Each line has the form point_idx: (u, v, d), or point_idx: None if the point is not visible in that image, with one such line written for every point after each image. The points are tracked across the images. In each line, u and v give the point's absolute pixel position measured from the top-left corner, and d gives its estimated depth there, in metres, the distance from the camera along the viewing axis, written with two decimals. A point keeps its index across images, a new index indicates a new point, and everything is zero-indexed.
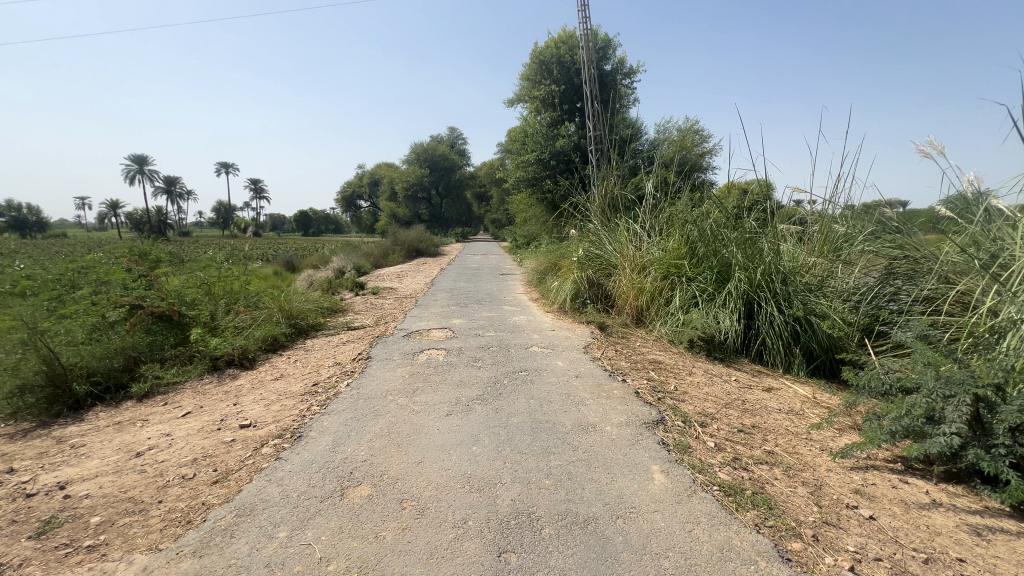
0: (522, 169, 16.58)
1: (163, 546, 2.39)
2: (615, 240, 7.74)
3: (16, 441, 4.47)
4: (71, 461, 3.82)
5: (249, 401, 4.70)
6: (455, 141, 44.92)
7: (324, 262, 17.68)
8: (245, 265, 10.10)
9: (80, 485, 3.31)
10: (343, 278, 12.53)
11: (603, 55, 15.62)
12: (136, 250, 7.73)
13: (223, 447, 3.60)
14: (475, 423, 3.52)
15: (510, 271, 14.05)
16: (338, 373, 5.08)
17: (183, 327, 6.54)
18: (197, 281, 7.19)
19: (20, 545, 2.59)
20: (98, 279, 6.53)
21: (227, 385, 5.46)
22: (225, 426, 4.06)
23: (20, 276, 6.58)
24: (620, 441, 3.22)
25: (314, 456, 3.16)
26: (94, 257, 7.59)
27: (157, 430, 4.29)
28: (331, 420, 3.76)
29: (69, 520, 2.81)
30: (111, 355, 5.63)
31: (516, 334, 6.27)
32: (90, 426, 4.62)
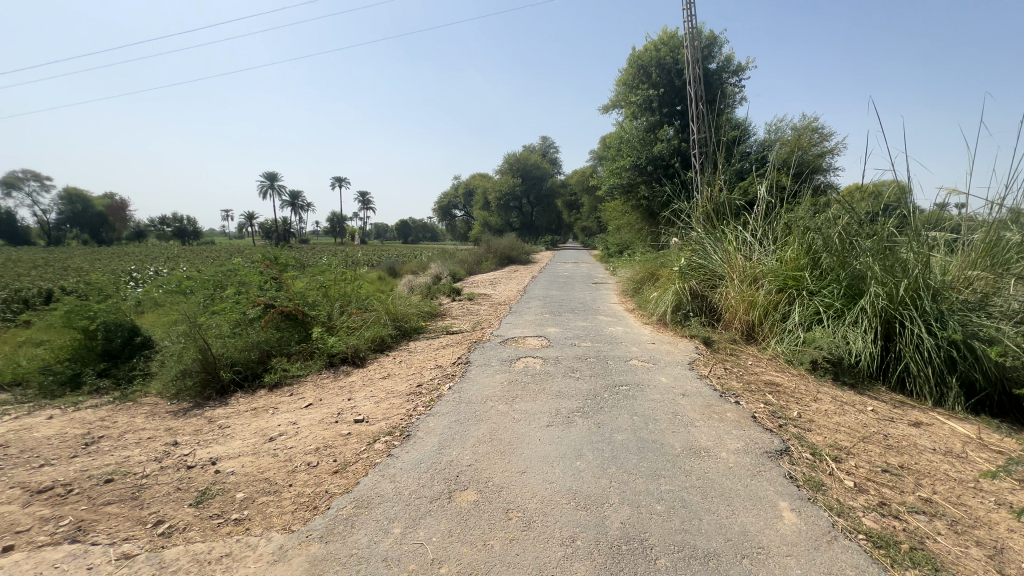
0: (617, 176, 16.17)
1: (295, 527, 2.61)
2: (721, 249, 7.20)
3: (179, 418, 5.25)
4: (219, 439, 4.38)
5: (361, 398, 5.07)
6: (547, 150, 45.52)
7: (422, 269, 18.67)
8: (356, 271, 11.01)
9: (227, 462, 3.77)
10: (441, 284, 13.13)
11: (707, 54, 14.81)
12: (270, 256, 8.78)
13: (341, 439, 3.90)
14: (577, 436, 3.43)
15: (603, 281, 13.73)
16: (440, 376, 5.28)
17: (307, 325, 7.25)
18: (317, 284, 7.96)
19: (184, 511, 3.00)
20: (241, 281, 7.50)
21: (342, 380, 5.95)
22: (342, 420, 4.40)
23: (183, 276, 7.78)
24: (739, 470, 2.94)
25: (422, 457, 3.29)
26: (238, 262, 8.75)
27: (286, 418, 4.78)
28: (436, 422, 3.89)
29: (219, 493, 3.20)
30: (250, 348, 6.39)
31: (614, 345, 6.08)
32: (233, 410, 5.29)
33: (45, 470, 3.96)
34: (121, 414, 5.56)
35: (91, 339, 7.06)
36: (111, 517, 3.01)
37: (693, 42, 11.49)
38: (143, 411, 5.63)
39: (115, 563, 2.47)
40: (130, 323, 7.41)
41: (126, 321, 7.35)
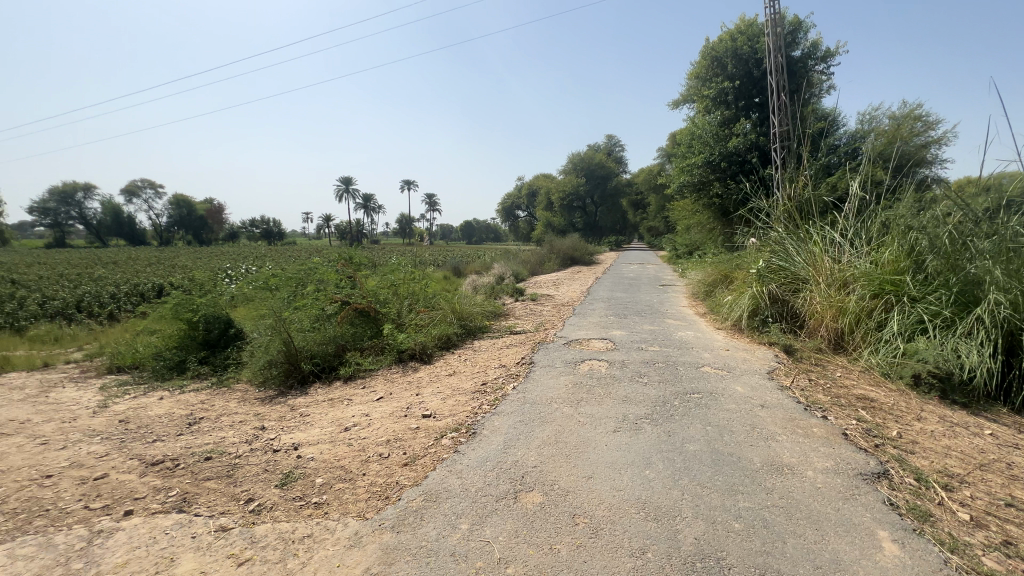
0: (687, 174, 15.48)
1: (369, 515, 2.73)
2: (805, 250, 6.67)
3: (265, 404, 5.70)
4: (300, 426, 4.70)
5: (428, 393, 5.23)
6: (612, 149, 44.72)
7: (486, 269, 18.96)
8: (424, 270, 11.40)
9: (307, 448, 4.03)
10: (504, 284, 13.27)
11: (790, 41, 13.80)
12: (345, 256, 9.32)
13: (410, 433, 4.05)
14: (646, 444, 3.31)
15: (671, 283, 13.20)
16: (504, 376, 5.33)
17: (378, 321, 7.59)
18: (388, 283, 8.34)
19: (271, 491, 3.25)
20: (319, 280, 8.02)
21: (411, 376, 6.18)
22: (411, 414, 4.57)
23: (269, 274, 8.44)
24: (828, 491, 2.69)
25: (488, 455, 3.33)
26: (318, 262, 9.36)
27: (359, 410, 5.04)
28: (501, 421, 3.92)
29: (301, 477, 3.43)
30: (327, 341, 6.81)
31: (684, 351, 5.82)
32: (312, 400, 5.66)
33: (157, 445, 4.46)
34: (217, 398, 6.13)
35: (194, 329, 7.87)
36: (210, 492, 3.33)
37: (775, 29, 10.74)
38: (235, 396, 6.18)
39: (213, 534, 2.72)
40: (225, 316, 8.16)
41: (222, 314, 8.10)
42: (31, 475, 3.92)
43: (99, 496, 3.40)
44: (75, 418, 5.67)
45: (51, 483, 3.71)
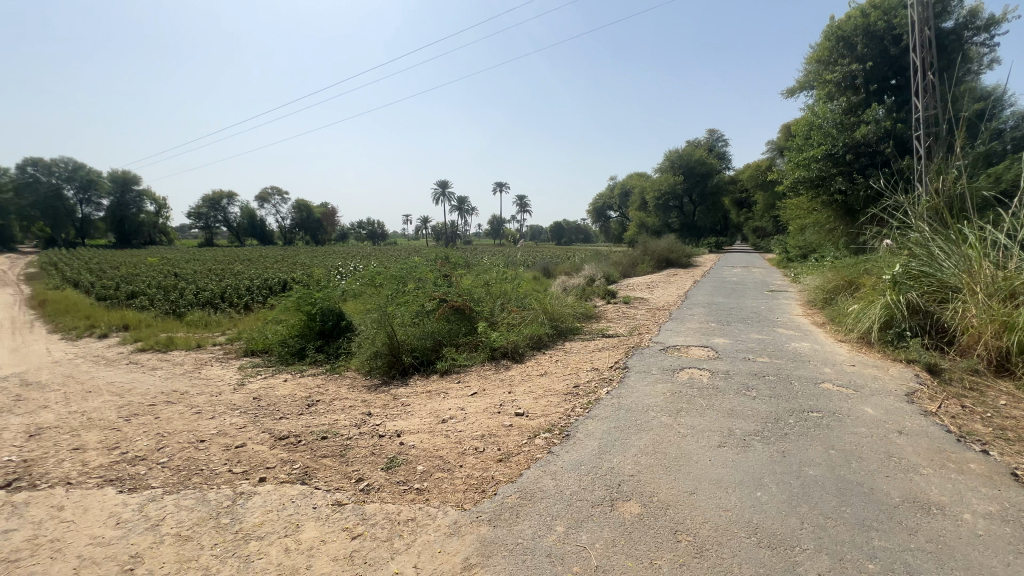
0: (803, 168, 14.02)
1: (467, 506, 2.84)
2: (958, 254, 5.68)
3: (371, 392, 6.18)
4: (402, 415, 5.01)
5: (521, 392, 5.31)
6: (714, 144, 41.91)
7: (576, 271, 18.79)
8: (515, 270, 11.61)
9: (409, 436, 4.29)
10: (595, 285, 13.06)
11: (940, 10, 11.87)
12: (442, 257, 9.83)
13: (504, 429, 4.13)
14: (756, 463, 3.05)
15: (782, 289, 12.03)
16: (597, 379, 5.22)
17: (473, 319, 7.86)
18: (481, 282, 8.61)
19: (378, 473, 3.51)
20: (419, 278, 8.53)
21: (503, 374, 6.31)
22: (504, 411, 4.66)
23: (374, 272, 9.12)
24: (993, 541, 2.26)
25: (582, 458, 3.28)
26: (417, 261, 9.95)
27: (455, 403, 5.25)
28: (595, 426, 3.85)
29: (404, 463, 3.66)
30: (426, 336, 7.19)
31: (799, 364, 5.26)
32: (412, 391, 6.02)
33: (283, 422, 5.04)
34: (331, 384, 6.78)
35: (312, 320, 8.78)
36: (327, 468, 3.68)
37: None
38: (345, 383, 6.79)
39: (330, 507, 3.00)
40: (338, 310, 9.00)
41: (336, 308, 8.94)
42: (190, 438, 4.64)
43: (239, 462, 3.93)
44: (220, 392, 6.61)
45: (204, 446, 4.36)
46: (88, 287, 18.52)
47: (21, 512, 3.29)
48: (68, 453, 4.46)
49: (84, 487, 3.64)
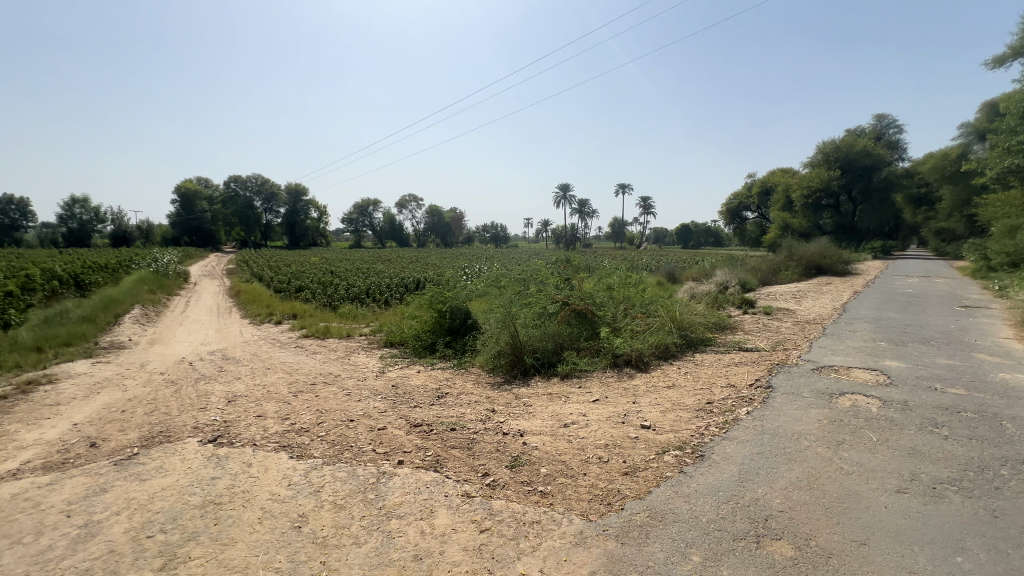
0: (1016, 154, 11.23)
1: (592, 517, 2.76)
2: None
3: (495, 389, 6.41)
4: (525, 415, 5.10)
5: (646, 403, 5.05)
6: (882, 131, 35.77)
7: (706, 277, 17.44)
8: (639, 275, 11.17)
9: (531, 437, 4.34)
10: (729, 293, 11.97)
11: None
12: (565, 260, 9.85)
13: (629, 441, 3.96)
14: (953, 520, 2.47)
15: (981, 305, 9.74)
16: (734, 397, 4.74)
17: (595, 323, 7.71)
18: (604, 286, 8.43)
19: (503, 470, 3.61)
20: (542, 280, 8.64)
21: (626, 383, 6.06)
22: (629, 422, 4.46)
23: (498, 274, 9.46)
24: None
25: (720, 484, 2.99)
26: (540, 263, 10.10)
27: (576, 408, 5.19)
28: (735, 449, 3.49)
29: (528, 463, 3.71)
30: (547, 338, 7.24)
31: (1012, 401, 4.18)
32: (534, 392, 6.09)
33: (417, 410, 5.47)
34: (458, 378, 7.20)
35: (443, 317, 9.43)
36: (456, 459, 3.88)
37: None
38: (471, 378, 7.15)
39: (460, 497, 3.15)
40: (465, 308, 9.53)
41: (463, 306, 9.48)
42: (341, 417, 5.27)
43: (382, 443, 4.34)
44: (365, 378, 7.42)
45: (353, 426, 4.92)
46: (269, 282, 22.27)
47: (222, 464, 4.04)
48: (254, 419, 5.37)
49: (265, 450, 4.34)
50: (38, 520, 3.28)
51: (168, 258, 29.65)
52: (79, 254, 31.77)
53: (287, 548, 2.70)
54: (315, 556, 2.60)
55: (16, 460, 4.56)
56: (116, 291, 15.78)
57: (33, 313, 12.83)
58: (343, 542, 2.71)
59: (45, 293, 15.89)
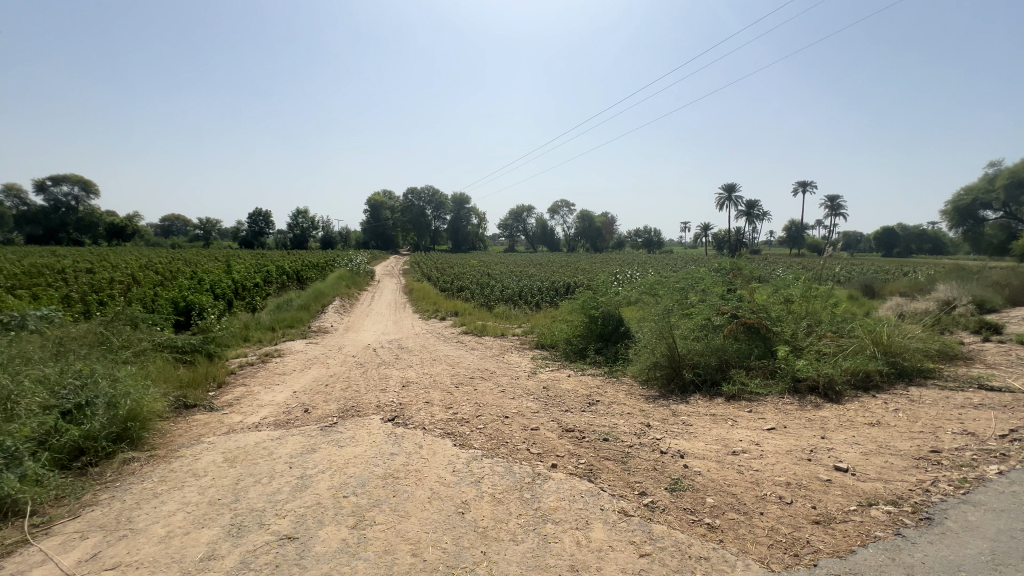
0: None
1: (775, 568, 2.39)
2: None
3: (649, 402, 6.07)
4: (684, 434, 4.69)
5: (840, 440, 4.22)
6: None
7: (921, 291, 14.06)
8: (826, 286, 9.53)
9: (693, 460, 3.97)
10: (959, 313, 9.43)
11: None
12: (731, 267, 8.92)
13: (819, 483, 3.34)
14: None
15: None
16: (976, 449, 3.67)
17: (769, 340, 6.78)
18: (781, 299, 7.37)
19: (662, 492, 3.36)
20: (704, 289, 7.94)
21: (811, 413, 5.16)
22: (817, 460, 3.78)
23: (654, 281, 8.99)
24: None
25: (962, 561, 2.32)
26: (701, 270, 9.32)
27: (747, 435, 4.59)
28: (981, 520, 2.69)
29: (690, 489, 3.39)
30: (710, 353, 6.60)
31: None
32: (695, 411, 5.57)
33: (569, 415, 5.45)
34: (610, 386, 7.00)
35: (594, 322, 9.32)
36: (610, 472, 3.75)
37: None
38: (623, 388, 6.88)
39: (616, 514, 3.02)
40: (617, 315, 9.28)
41: (616, 313, 9.23)
42: (497, 413, 5.54)
43: (535, 444, 4.42)
44: (519, 377, 7.70)
45: (508, 423, 5.12)
46: (436, 282, 24.85)
47: (398, 442, 4.56)
48: (423, 404, 5.98)
49: (432, 434, 4.78)
50: (270, 466, 4.10)
51: (360, 259, 35.28)
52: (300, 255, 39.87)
53: (452, 531, 2.90)
54: (477, 545, 2.74)
55: (257, 415, 5.82)
56: (324, 285, 19.27)
57: (271, 300, 16.39)
58: (502, 536, 2.80)
59: (278, 285, 20.20)
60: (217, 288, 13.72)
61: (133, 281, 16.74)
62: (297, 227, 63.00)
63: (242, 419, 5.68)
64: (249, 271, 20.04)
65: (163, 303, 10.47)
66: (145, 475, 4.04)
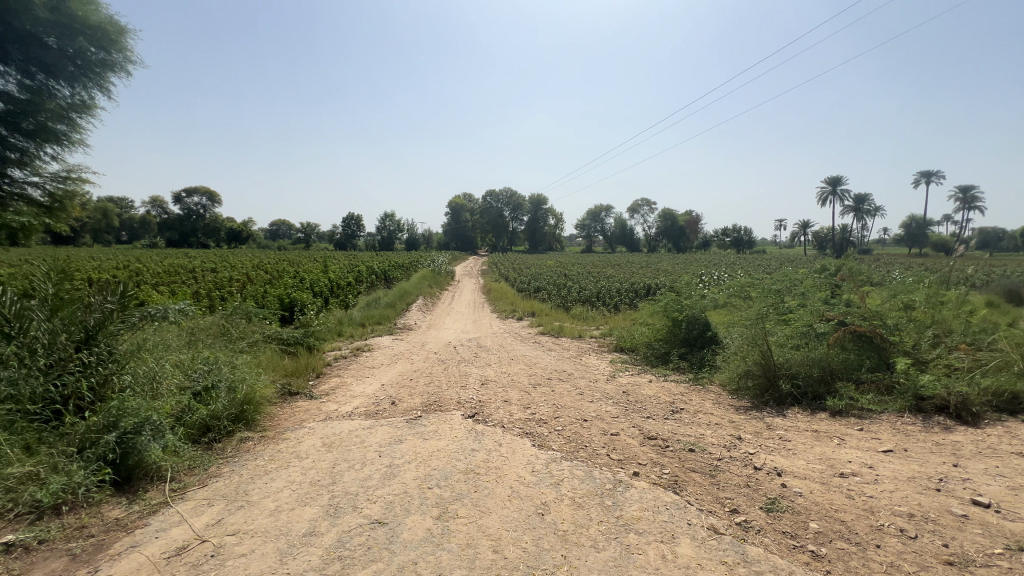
0: None
1: None
2: None
3: (740, 413, 5.66)
4: (782, 450, 4.31)
5: (978, 470, 3.64)
6: None
7: None
8: (958, 291, 8.29)
9: (793, 479, 3.63)
10: None
11: None
12: (838, 268, 8.07)
13: (952, 518, 2.91)
14: None
15: None
16: None
17: (884, 351, 6.01)
18: (900, 305, 6.53)
19: (756, 511, 3.12)
20: (805, 293, 7.26)
21: (940, 436, 4.50)
22: (948, 490, 3.29)
23: (746, 283, 8.39)
24: None
25: None
26: (802, 272, 8.55)
27: (857, 456, 4.11)
28: None
29: (790, 511, 3.11)
30: (812, 364, 6.01)
31: None
32: (793, 425, 5.09)
33: (651, 422, 5.25)
34: (695, 394, 6.62)
35: (678, 327, 8.90)
36: (697, 484, 3.54)
37: None
38: (710, 396, 6.47)
39: (705, 530, 2.85)
40: (704, 319, 8.79)
41: (702, 317, 8.74)
42: (576, 416, 5.47)
43: (616, 450, 4.31)
44: (597, 380, 7.56)
45: (587, 427, 5.03)
46: (514, 282, 25.20)
47: (479, 438, 4.67)
48: (501, 403, 6.07)
49: (512, 433, 4.84)
50: (362, 454, 4.40)
51: (440, 260, 36.80)
52: (386, 256, 42.50)
53: (533, 531, 2.91)
54: (557, 548, 2.72)
55: (351, 405, 6.28)
56: (409, 285, 20.35)
57: (362, 298, 17.59)
58: (583, 542, 2.76)
59: (368, 284, 21.65)
60: (316, 286, 14.99)
61: (247, 278, 18.79)
62: (384, 230, 67.16)
63: (337, 408, 6.15)
64: (343, 270, 21.71)
65: (272, 299, 11.64)
66: (258, 453, 4.51)
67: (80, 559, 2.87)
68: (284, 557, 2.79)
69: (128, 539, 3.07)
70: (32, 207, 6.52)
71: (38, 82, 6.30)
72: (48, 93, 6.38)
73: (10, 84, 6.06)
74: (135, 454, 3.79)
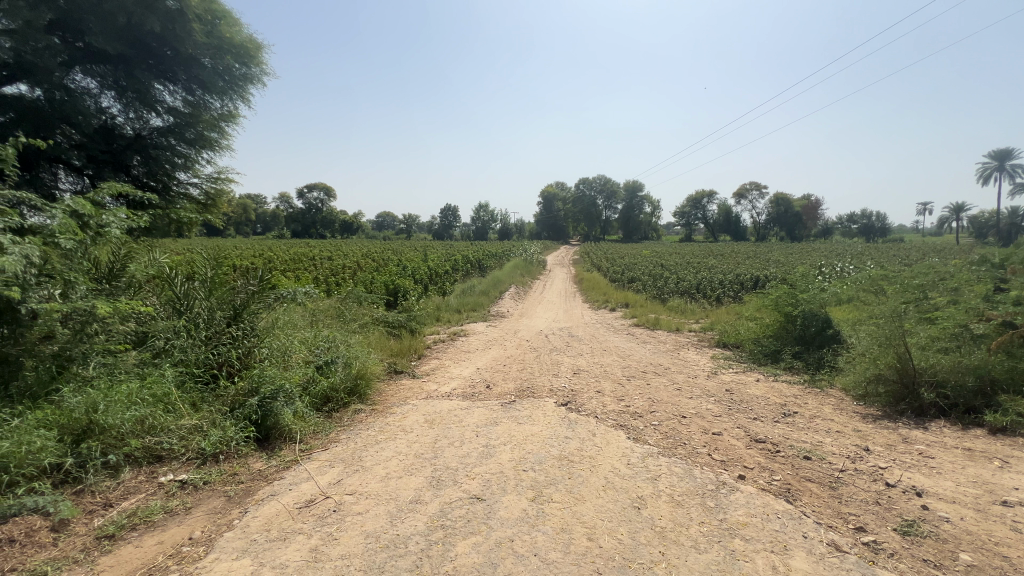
0: None
1: None
2: None
3: (867, 422, 5.03)
4: (922, 467, 3.75)
5: None
6: None
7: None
8: None
9: (936, 502, 3.15)
10: None
11: None
12: (1005, 259, 6.74)
13: None
14: None
15: None
16: None
17: None
18: None
19: (889, 532, 2.76)
20: (956, 288, 6.16)
21: None
22: None
23: (878, 274, 7.36)
24: None
25: None
26: (955, 263, 7.28)
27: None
28: None
29: (933, 537, 2.72)
30: (965, 371, 5.10)
31: None
32: (938, 440, 4.40)
33: (759, 424, 4.86)
34: (811, 397, 5.99)
35: (792, 322, 8.10)
36: (814, 495, 3.22)
37: None
38: (830, 401, 5.81)
39: (825, 546, 2.60)
40: (825, 316, 7.89)
41: (822, 313, 7.86)
42: (673, 411, 5.24)
43: (718, 450, 4.06)
44: (697, 376, 7.15)
45: (686, 424, 4.80)
46: (606, 272, 24.67)
47: (572, 426, 4.68)
48: (594, 393, 6.00)
49: (606, 424, 4.78)
50: (460, 432, 4.64)
51: (532, 249, 37.16)
52: (480, 246, 44.08)
53: (629, 524, 2.86)
54: (655, 543, 2.65)
55: (449, 386, 6.65)
56: (502, 274, 20.90)
57: (457, 286, 18.37)
58: (682, 541, 2.66)
59: (464, 273, 22.66)
60: (417, 273, 15.97)
61: (358, 266, 20.65)
62: (478, 220, 69.51)
63: (436, 388, 6.54)
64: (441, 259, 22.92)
65: (378, 285, 12.63)
66: (369, 424, 4.97)
67: (234, 501, 3.39)
68: (395, 520, 3.05)
69: (268, 488, 3.57)
70: (194, 203, 7.75)
71: (197, 97, 7.43)
72: (205, 107, 7.50)
73: (178, 100, 7.22)
74: (272, 416, 4.39)
